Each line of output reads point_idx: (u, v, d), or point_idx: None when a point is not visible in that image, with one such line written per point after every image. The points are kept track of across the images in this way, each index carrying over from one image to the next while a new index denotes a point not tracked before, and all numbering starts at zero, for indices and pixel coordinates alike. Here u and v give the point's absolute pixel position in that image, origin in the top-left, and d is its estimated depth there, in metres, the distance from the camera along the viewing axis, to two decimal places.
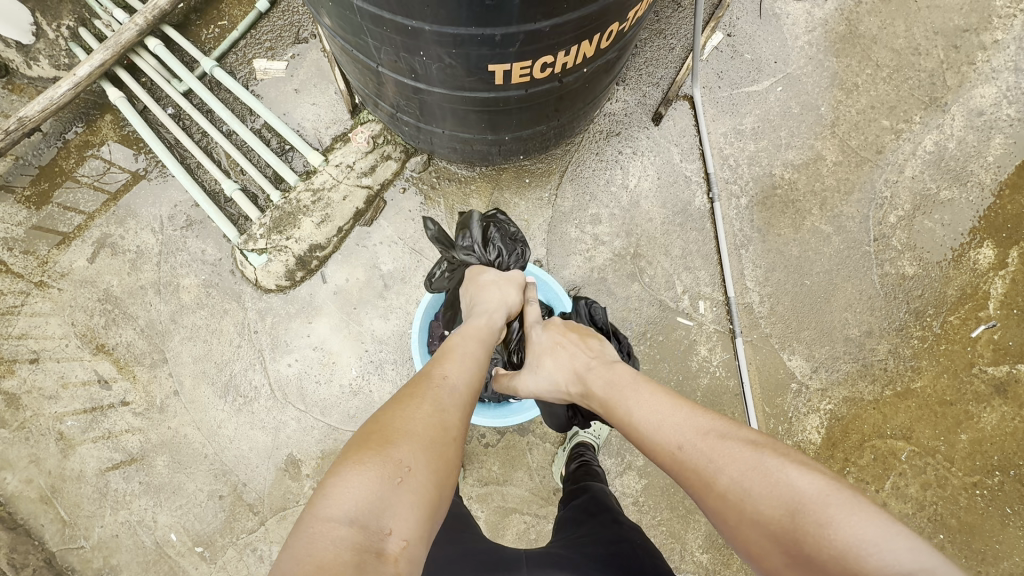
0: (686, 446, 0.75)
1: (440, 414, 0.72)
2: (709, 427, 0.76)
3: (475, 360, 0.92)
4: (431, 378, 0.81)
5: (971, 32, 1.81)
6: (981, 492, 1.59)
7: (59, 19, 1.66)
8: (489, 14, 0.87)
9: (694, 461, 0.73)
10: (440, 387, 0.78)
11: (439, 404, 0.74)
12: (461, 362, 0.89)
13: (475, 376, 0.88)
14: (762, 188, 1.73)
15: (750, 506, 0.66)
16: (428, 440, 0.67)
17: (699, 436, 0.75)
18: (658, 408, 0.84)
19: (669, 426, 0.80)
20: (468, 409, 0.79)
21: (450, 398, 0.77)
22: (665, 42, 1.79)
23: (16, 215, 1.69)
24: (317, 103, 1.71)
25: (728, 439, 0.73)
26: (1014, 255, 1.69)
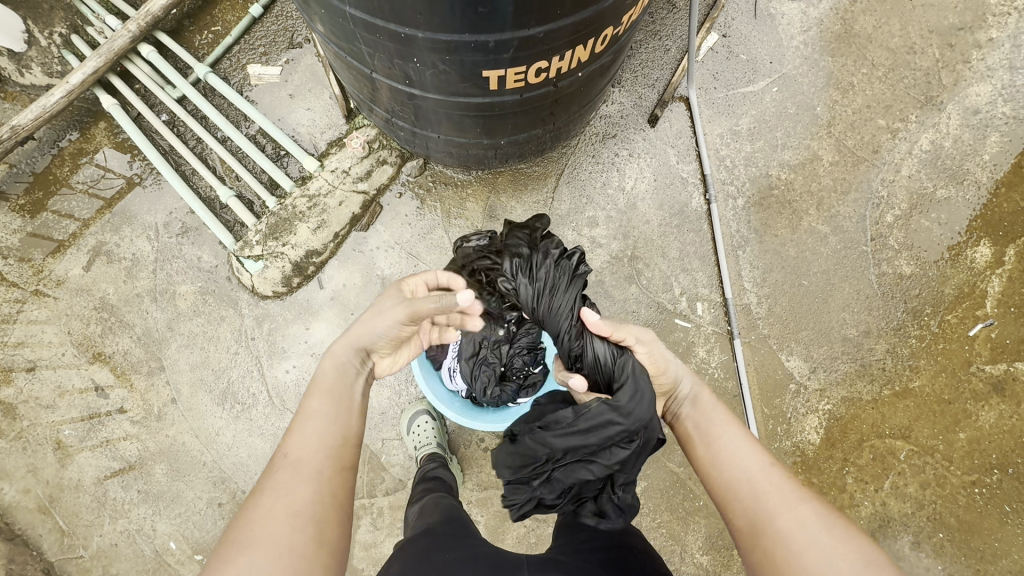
0: (757, 484, 0.83)
1: (284, 502, 0.73)
2: (784, 479, 0.83)
3: (334, 408, 0.87)
4: (274, 459, 0.79)
5: (966, 30, 1.81)
6: (980, 490, 1.59)
7: (51, 26, 1.66)
8: (482, 20, 0.87)
9: (764, 507, 0.80)
10: (282, 468, 0.77)
11: (280, 491, 0.74)
12: (313, 418, 0.84)
13: (333, 429, 0.84)
14: (759, 189, 1.73)
15: (810, 557, 0.73)
16: (276, 542, 0.69)
17: (777, 484, 0.82)
18: (737, 444, 0.89)
19: (748, 464, 0.86)
20: (332, 473, 0.79)
21: (294, 499, 0.74)
22: (660, 44, 1.78)
23: (11, 223, 1.69)
24: (312, 109, 1.70)
25: (799, 495, 0.81)
26: (1010, 253, 1.69)
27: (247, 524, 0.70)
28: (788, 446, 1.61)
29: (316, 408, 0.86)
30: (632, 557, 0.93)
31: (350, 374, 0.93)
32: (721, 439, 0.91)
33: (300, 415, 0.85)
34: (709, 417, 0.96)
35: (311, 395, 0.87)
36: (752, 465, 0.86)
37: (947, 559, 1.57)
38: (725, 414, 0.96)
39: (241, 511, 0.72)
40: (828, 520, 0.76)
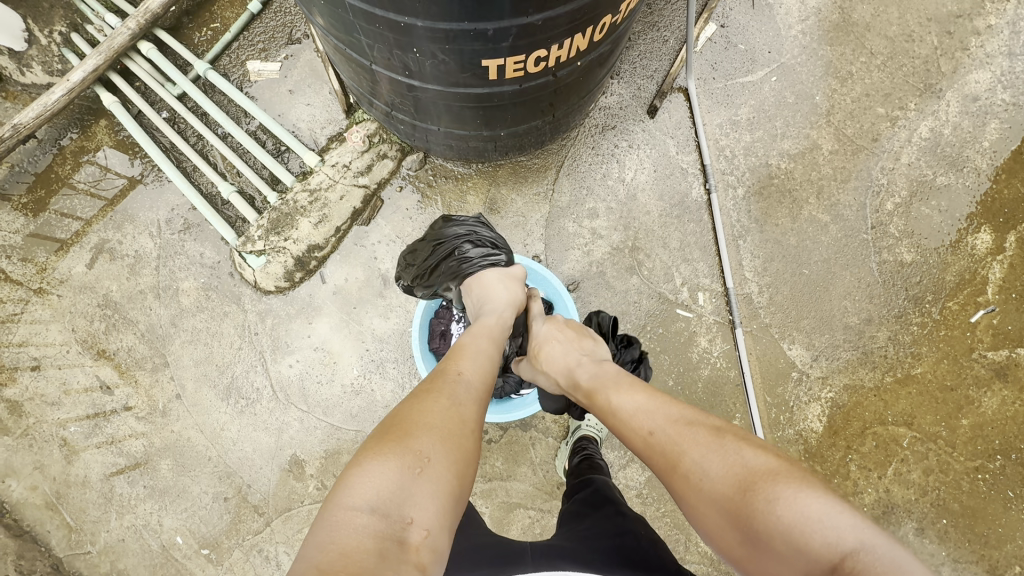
0: (653, 432, 0.81)
1: (455, 410, 0.77)
2: (676, 415, 0.82)
3: (481, 359, 0.96)
4: (443, 377, 0.85)
5: (965, 17, 1.81)
6: (983, 476, 1.60)
7: (51, 25, 1.67)
8: (481, 8, 0.87)
9: (666, 448, 0.78)
10: (455, 384, 0.83)
11: (454, 398, 0.79)
12: (467, 359, 0.93)
13: (484, 371, 0.92)
14: (759, 179, 1.73)
15: (706, 485, 0.70)
16: (444, 430, 0.72)
17: (669, 425, 0.80)
18: (631, 402, 0.89)
19: (641, 415, 0.85)
20: (480, 403, 0.83)
21: (462, 408, 0.78)
22: (659, 35, 1.78)
23: (14, 222, 1.69)
24: (311, 104, 1.70)
25: (689, 428, 0.78)
26: (1011, 239, 1.69)
27: (417, 414, 0.74)
28: (791, 435, 1.61)
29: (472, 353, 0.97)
30: (636, 545, 0.91)
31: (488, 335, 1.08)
32: (618, 402, 0.91)
33: (454, 355, 0.95)
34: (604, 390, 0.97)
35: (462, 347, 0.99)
36: (645, 414, 0.85)
37: (951, 545, 1.57)
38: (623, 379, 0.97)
39: (407, 405, 0.76)
40: (723, 438, 0.74)
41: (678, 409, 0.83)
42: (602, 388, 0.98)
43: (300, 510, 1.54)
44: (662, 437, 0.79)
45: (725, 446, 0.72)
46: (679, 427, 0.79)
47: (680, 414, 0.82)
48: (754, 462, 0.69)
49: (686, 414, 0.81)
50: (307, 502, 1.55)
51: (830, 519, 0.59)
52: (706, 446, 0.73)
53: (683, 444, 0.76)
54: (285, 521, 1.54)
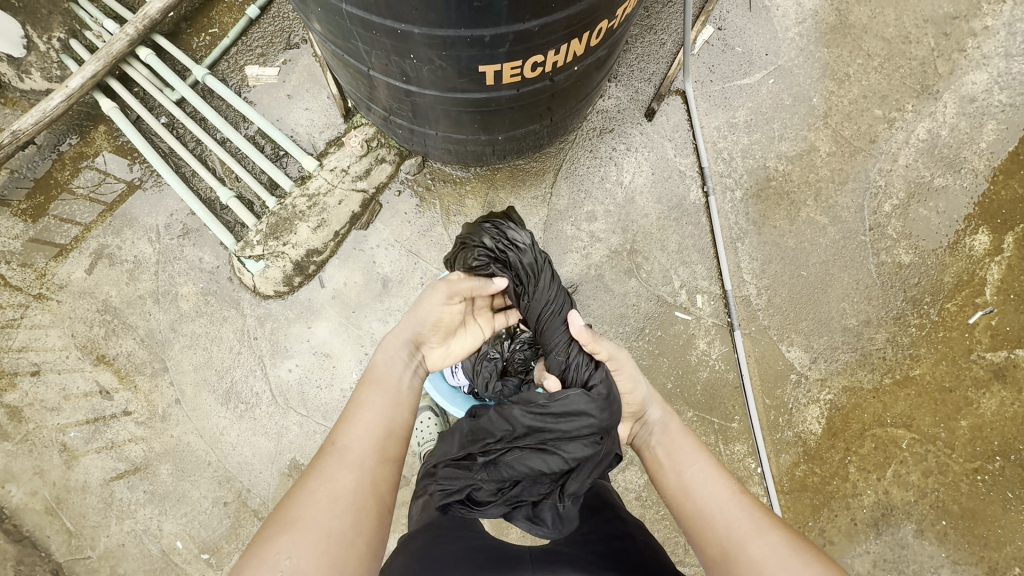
0: (727, 514, 0.85)
1: (328, 490, 0.77)
2: (750, 505, 0.86)
3: (386, 397, 0.91)
4: (330, 448, 0.83)
5: (961, 19, 1.81)
6: (982, 477, 1.60)
7: (50, 31, 1.67)
8: (477, 15, 0.87)
9: (734, 533, 0.83)
10: (335, 457, 0.81)
11: (324, 477, 0.78)
12: (369, 407, 0.89)
13: (386, 419, 0.89)
14: (757, 181, 1.73)
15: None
16: (314, 525, 0.73)
17: (744, 514, 0.85)
18: (705, 475, 0.91)
19: (715, 495, 0.88)
20: (373, 465, 0.82)
21: (336, 493, 0.77)
22: (656, 38, 1.79)
23: (13, 228, 1.70)
24: (310, 109, 1.71)
25: (765, 521, 0.84)
26: (1009, 240, 1.70)
27: (291, 509, 0.75)
28: (790, 437, 1.61)
29: (373, 399, 0.91)
30: (632, 547, 0.93)
31: (399, 365, 0.97)
32: (688, 470, 0.93)
33: (357, 403, 0.90)
34: (677, 445, 0.98)
35: (365, 388, 0.92)
36: (720, 492, 0.89)
37: (950, 547, 1.57)
38: (693, 442, 0.99)
39: (291, 491, 0.77)
40: (797, 548, 0.79)
41: (752, 501, 0.88)
42: (676, 436, 1.00)
43: None
44: (738, 526, 0.83)
45: (805, 558, 0.78)
46: (753, 520, 0.84)
47: (754, 504, 0.87)
48: None
49: (760, 506, 0.87)
50: None
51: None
52: (783, 544, 0.80)
53: (752, 535, 0.82)
54: None
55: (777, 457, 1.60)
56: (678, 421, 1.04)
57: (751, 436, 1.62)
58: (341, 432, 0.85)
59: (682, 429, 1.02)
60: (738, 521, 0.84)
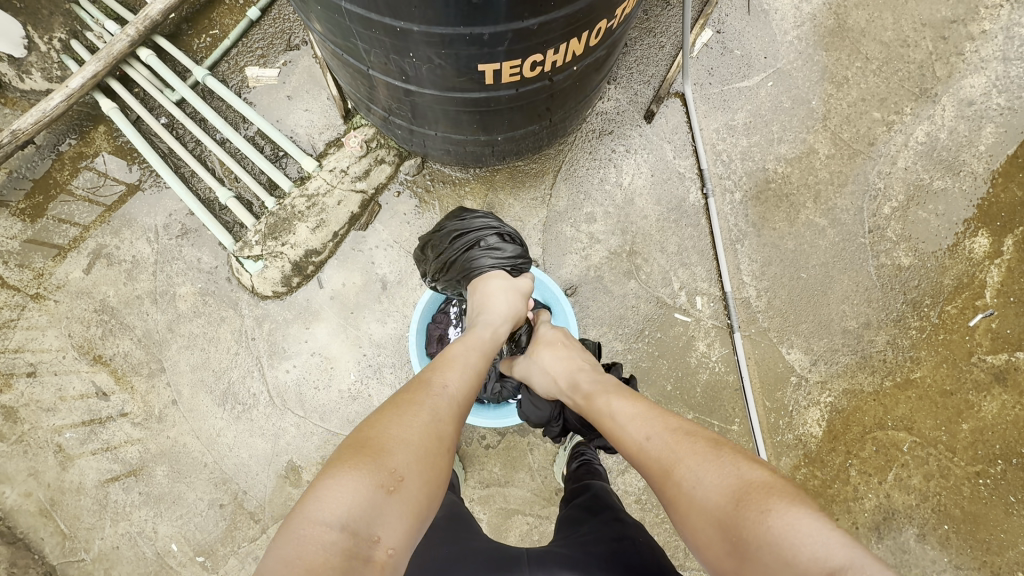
0: (651, 443, 0.82)
1: (429, 424, 0.76)
2: (675, 430, 0.82)
3: (466, 366, 0.96)
4: (425, 386, 0.85)
5: (958, 23, 1.82)
6: (984, 481, 1.59)
7: (51, 32, 1.68)
8: (475, 12, 0.87)
9: (665, 458, 0.78)
10: (436, 395, 0.83)
11: (430, 408, 0.79)
12: (455, 369, 0.93)
13: (470, 383, 0.92)
14: (756, 183, 1.73)
15: (701, 494, 0.70)
16: (417, 445, 0.71)
17: (663, 437, 0.81)
18: (630, 412, 0.92)
19: (638, 426, 0.87)
20: (460, 417, 0.83)
21: (435, 425, 0.76)
22: (655, 41, 1.79)
23: (11, 228, 1.69)
24: (310, 110, 1.71)
25: (691, 440, 0.78)
26: (1009, 243, 1.69)
27: (387, 426, 0.73)
28: (791, 439, 1.60)
29: (460, 362, 0.97)
30: (634, 550, 0.89)
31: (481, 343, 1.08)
32: (618, 413, 0.93)
33: (442, 363, 0.95)
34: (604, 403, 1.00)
35: (446, 355, 0.99)
36: (644, 426, 0.86)
37: (952, 551, 1.56)
38: (619, 395, 0.99)
39: (386, 411, 0.77)
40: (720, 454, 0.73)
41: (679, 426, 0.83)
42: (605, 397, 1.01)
43: None
44: (661, 456, 0.78)
45: (721, 460, 0.72)
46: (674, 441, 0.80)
47: (683, 427, 0.82)
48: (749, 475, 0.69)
49: (687, 428, 0.82)
50: None
51: (821, 538, 0.59)
52: (708, 460, 0.73)
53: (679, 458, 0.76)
54: None
55: (778, 460, 1.59)
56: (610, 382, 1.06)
57: (751, 439, 1.61)
58: (434, 379, 0.88)
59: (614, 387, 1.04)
60: (659, 447, 0.80)
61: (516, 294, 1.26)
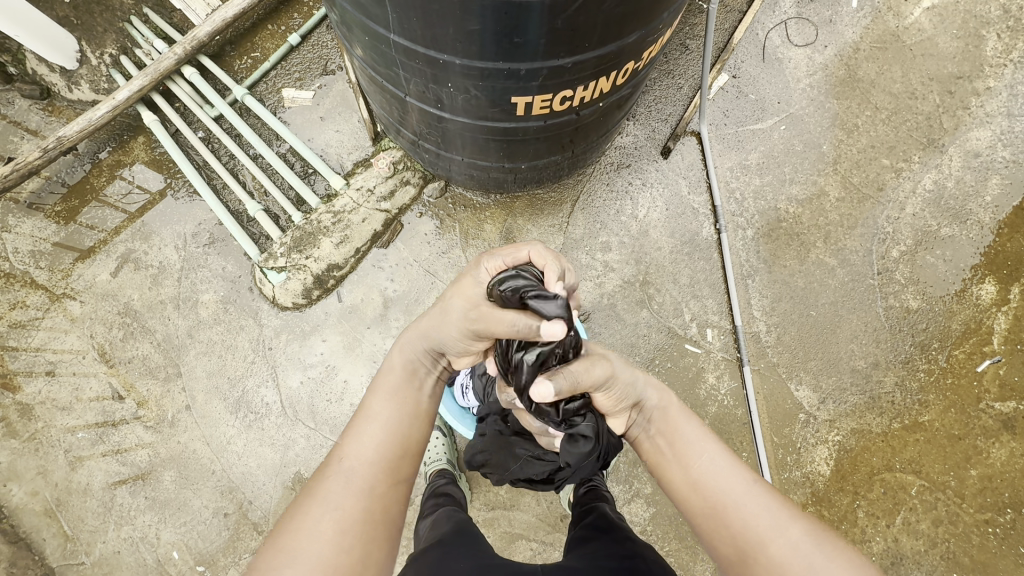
0: (745, 511, 0.76)
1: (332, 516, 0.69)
2: (773, 495, 0.77)
3: (393, 410, 0.81)
4: (328, 464, 0.75)
5: (965, 79, 1.90)
6: (993, 530, 1.57)
7: (102, 47, 1.78)
8: (514, 50, 0.93)
9: (757, 528, 0.74)
10: (338, 478, 0.72)
11: (328, 505, 0.70)
12: (373, 418, 0.80)
13: (393, 431, 0.79)
14: (768, 221, 1.78)
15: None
16: (316, 558, 0.64)
17: (760, 498, 0.76)
18: (721, 458, 0.82)
19: (726, 478, 0.79)
20: (384, 489, 0.73)
21: (337, 536, 0.67)
22: (673, 82, 1.88)
23: (44, 230, 1.75)
24: (340, 131, 1.79)
25: (788, 509, 0.76)
26: (1015, 291, 1.73)
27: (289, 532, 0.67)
28: (799, 477, 1.60)
29: (378, 407, 0.82)
30: (645, 568, 0.88)
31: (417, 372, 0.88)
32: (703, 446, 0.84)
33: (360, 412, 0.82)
34: (678, 427, 0.88)
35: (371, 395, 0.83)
36: (735, 484, 0.79)
37: None
38: (697, 426, 0.89)
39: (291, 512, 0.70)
40: (820, 539, 0.72)
41: (772, 490, 0.78)
42: (675, 421, 0.90)
43: None
44: (760, 528, 0.74)
45: (828, 552, 0.71)
46: (777, 507, 0.75)
47: (777, 493, 0.78)
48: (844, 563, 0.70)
49: (782, 495, 0.78)
50: None
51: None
52: (812, 534, 0.72)
53: (782, 526, 0.73)
54: None
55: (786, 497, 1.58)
56: (678, 401, 0.93)
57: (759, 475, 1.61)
58: (340, 447, 0.77)
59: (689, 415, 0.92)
60: (764, 512, 0.75)
61: (466, 325, 0.82)
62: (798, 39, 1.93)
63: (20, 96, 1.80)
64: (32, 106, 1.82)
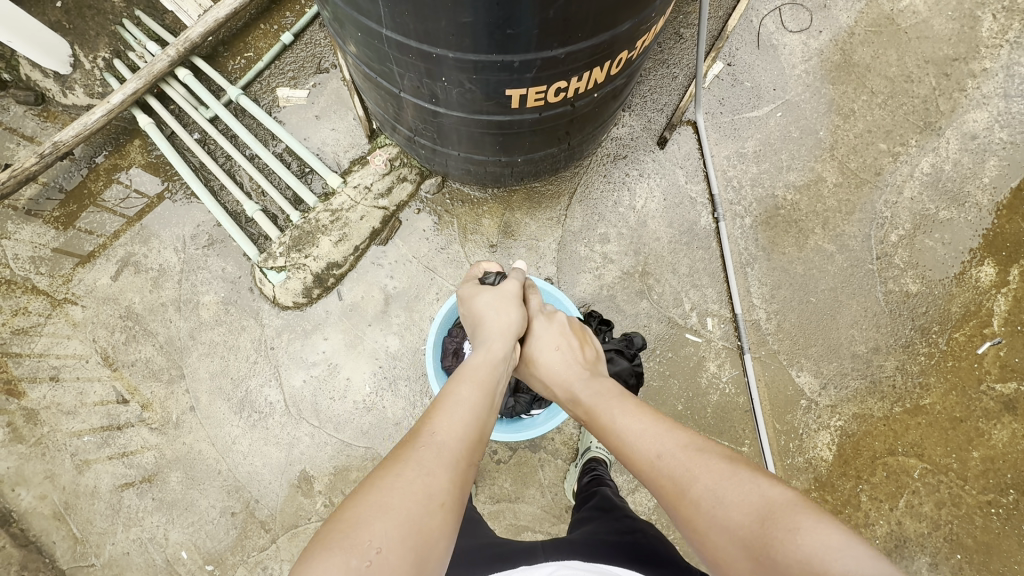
0: (661, 466, 0.70)
1: (422, 480, 0.60)
2: (682, 444, 0.71)
3: (475, 392, 0.79)
4: (417, 433, 0.67)
5: (961, 61, 1.89)
6: (996, 511, 1.58)
7: (96, 51, 1.78)
8: (507, 42, 0.93)
9: (674, 478, 0.68)
10: (427, 444, 0.65)
11: (421, 468, 0.61)
12: (456, 396, 0.76)
13: (475, 411, 0.75)
14: (766, 209, 1.78)
15: (723, 525, 0.60)
16: (404, 516, 0.55)
17: (676, 450, 0.71)
18: (633, 425, 0.78)
19: (647, 438, 0.75)
20: (466, 465, 0.66)
21: (429, 498, 0.58)
22: (668, 71, 1.87)
23: (44, 235, 1.76)
24: (336, 129, 1.79)
25: (700, 455, 0.69)
26: (1014, 273, 1.73)
27: (374, 490, 0.58)
28: (801, 462, 1.61)
29: (460, 390, 0.78)
30: (645, 542, 0.89)
31: (496, 368, 0.89)
32: (620, 422, 0.81)
33: (444, 395, 0.77)
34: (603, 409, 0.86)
35: (455, 381, 0.81)
36: (646, 444, 0.74)
37: None
38: (624, 402, 0.86)
39: (374, 472, 0.61)
40: (735, 473, 0.64)
41: (686, 438, 0.73)
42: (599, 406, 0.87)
43: (307, 528, 1.54)
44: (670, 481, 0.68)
45: (740, 488, 0.62)
46: (686, 456, 0.69)
47: (687, 440, 0.72)
48: (768, 494, 0.60)
49: (693, 441, 0.72)
50: (314, 520, 1.54)
51: (850, 552, 0.51)
52: (720, 477, 0.64)
53: (688, 477, 0.67)
54: (291, 539, 1.53)
55: (788, 482, 1.60)
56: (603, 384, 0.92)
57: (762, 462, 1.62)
58: (428, 420, 0.71)
59: (615, 391, 0.90)
60: (675, 463, 0.69)
61: (507, 299, 1.08)
62: (792, 25, 1.92)
63: (15, 103, 1.80)
64: (27, 112, 1.81)
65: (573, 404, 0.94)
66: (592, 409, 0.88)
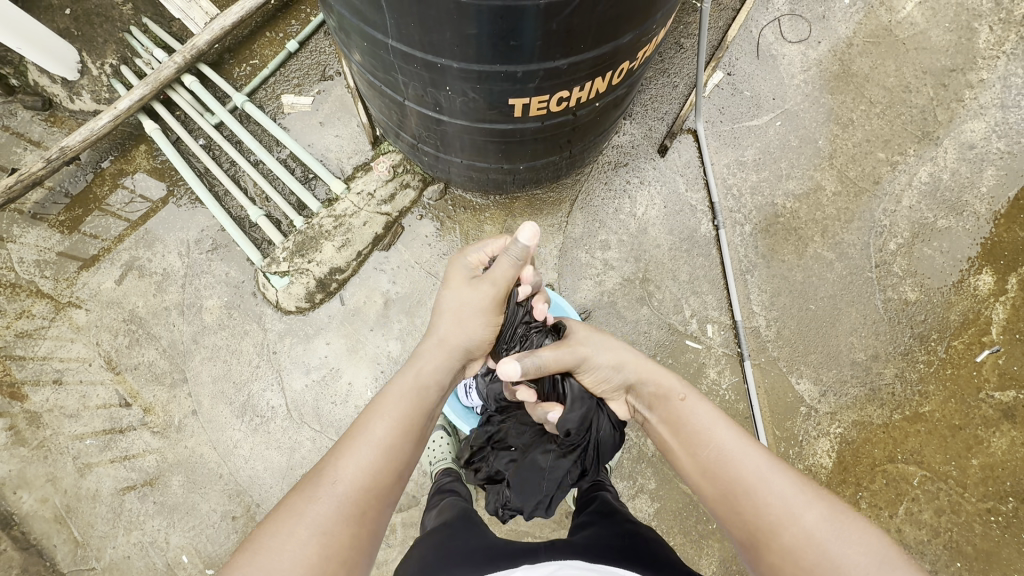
0: (762, 491, 0.78)
1: (315, 536, 0.67)
2: (788, 475, 0.79)
3: (391, 421, 0.79)
4: (321, 477, 0.72)
5: (958, 71, 1.92)
6: (995, 519, 1.58)
7: (103, 58, 1.80)
8: (510, 52, 0.95)
9: (775, 510, 0.76)
10: (324, 495, 0.70)
11: (312, 524, 0.68)
12: (370, 429, 0.77)
13: (388, 450, 0.76)
14: (765, 217, 1.80)
15: (837, 568, 0.70)
16: None
17: (783, 480, 0.78)
18: (733, 441, 0.85)
19: (749, 460, 0.82)
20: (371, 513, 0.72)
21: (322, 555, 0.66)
22: (669, 80, 1.90)
23: (49, 239, 1.77)
24: (340, 135, 1.80)
25: (807, 490, 0.77)
26: (1012, 281, 1.74)
27: (268, 548, 0.65)
28: (801, 469, 1.62)
29: (377, 420, 0.78)
30: (645, 545, 0.90)
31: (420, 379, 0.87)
32: (723, 432, 0.86)
33: (360, 423, 0.79)
34: (691, 414, 0.91)
35: (373, 405, 0.81)
36: (749, 465, 0.81)
37: None
38: (709, 407, 0.91)
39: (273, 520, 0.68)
40: (842, 520, 0.73)
41: (786, 469, 0.80)
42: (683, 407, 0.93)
43: None
44: (775, 512, 0.76)
45: (849, 533, 0.72)
46: (793, 488, 0.78)
47: (792, 471, 0.80)
48: (873, 543, 0.71)
49: (796, 473, 0.80)
50: None
51: None
52: (830, 517, 0.74)
53: (796, 511, 0.75)
54: None
55: None
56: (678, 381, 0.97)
57: None
58: (334, 458, 0.74)
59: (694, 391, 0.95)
60: (779, 495, 0.77)
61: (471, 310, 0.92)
62: (791, 36, 1.95)
63: (22, 108, 1.82)
64: (35, 117, 1.83)
65: (651, 395, 0.98)
66: (674, 410, 0.93)
